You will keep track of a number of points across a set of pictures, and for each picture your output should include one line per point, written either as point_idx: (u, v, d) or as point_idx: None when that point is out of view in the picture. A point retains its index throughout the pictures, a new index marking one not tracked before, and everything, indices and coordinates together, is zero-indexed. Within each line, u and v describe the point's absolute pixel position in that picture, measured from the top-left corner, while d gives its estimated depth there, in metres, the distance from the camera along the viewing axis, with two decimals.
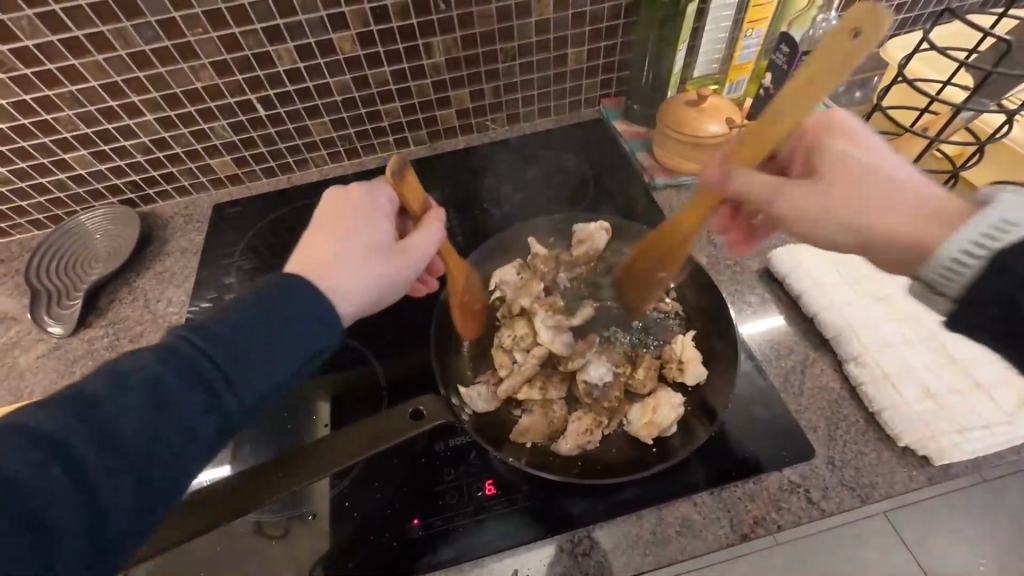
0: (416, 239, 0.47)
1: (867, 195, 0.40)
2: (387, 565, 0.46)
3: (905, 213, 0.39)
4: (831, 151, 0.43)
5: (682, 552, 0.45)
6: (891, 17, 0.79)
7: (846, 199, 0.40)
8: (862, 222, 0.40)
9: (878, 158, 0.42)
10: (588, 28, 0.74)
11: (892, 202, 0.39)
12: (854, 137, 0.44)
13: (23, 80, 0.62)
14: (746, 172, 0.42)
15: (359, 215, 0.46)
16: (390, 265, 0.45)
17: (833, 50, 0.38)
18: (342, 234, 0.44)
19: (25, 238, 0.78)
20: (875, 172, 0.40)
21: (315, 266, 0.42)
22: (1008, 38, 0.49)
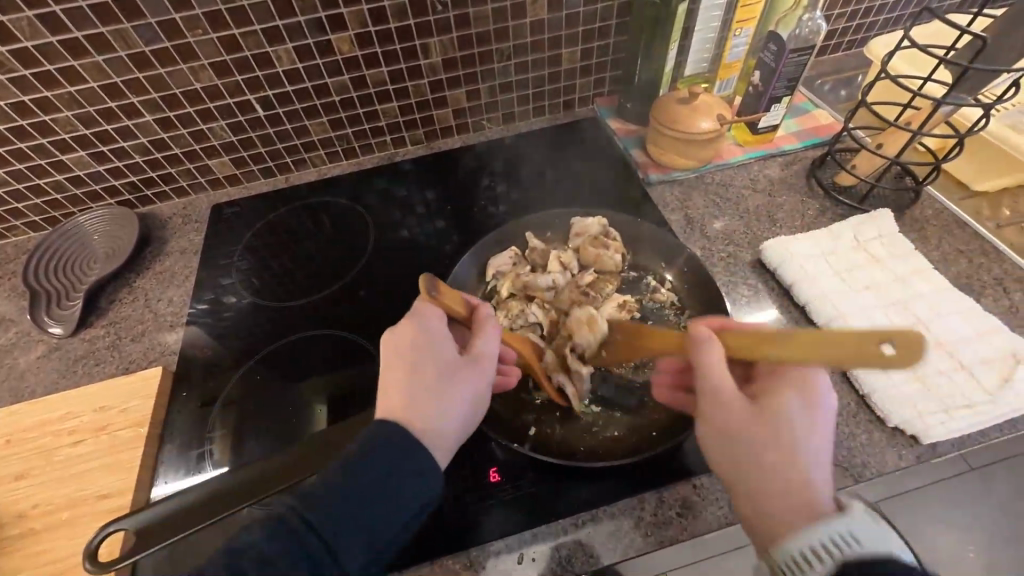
0: (485, 342, 0.47)
1: (771, 457, 0.38)
2: (395, 552, 0.47)
3: (779, 482, 0.37)
4: (781, 429, 0.39)
5: (683, 532, 0.46)
6: (873, 18, 0.81)
7: (784, 470, 0.37)
8: (756, 478, 0.38)
9: (808, 438, 0.38)
10: (581, 28, 0.76)
11: (777, 488, 0.37)
12: (812, 400, 0.40)
13: (22, 81, 0.62)
14: (714, 349, 0.42)
15: (418, 366, 0.43)
16: (469, 391, 0.45)
17: (863, 343, 0.36)
18: (418, 387, 0.42)
19: (21, 240, 0.78)
20: (804, 490, 0.37)
21: (409, 419, 0.41)
22: (983, 37, 0.52)
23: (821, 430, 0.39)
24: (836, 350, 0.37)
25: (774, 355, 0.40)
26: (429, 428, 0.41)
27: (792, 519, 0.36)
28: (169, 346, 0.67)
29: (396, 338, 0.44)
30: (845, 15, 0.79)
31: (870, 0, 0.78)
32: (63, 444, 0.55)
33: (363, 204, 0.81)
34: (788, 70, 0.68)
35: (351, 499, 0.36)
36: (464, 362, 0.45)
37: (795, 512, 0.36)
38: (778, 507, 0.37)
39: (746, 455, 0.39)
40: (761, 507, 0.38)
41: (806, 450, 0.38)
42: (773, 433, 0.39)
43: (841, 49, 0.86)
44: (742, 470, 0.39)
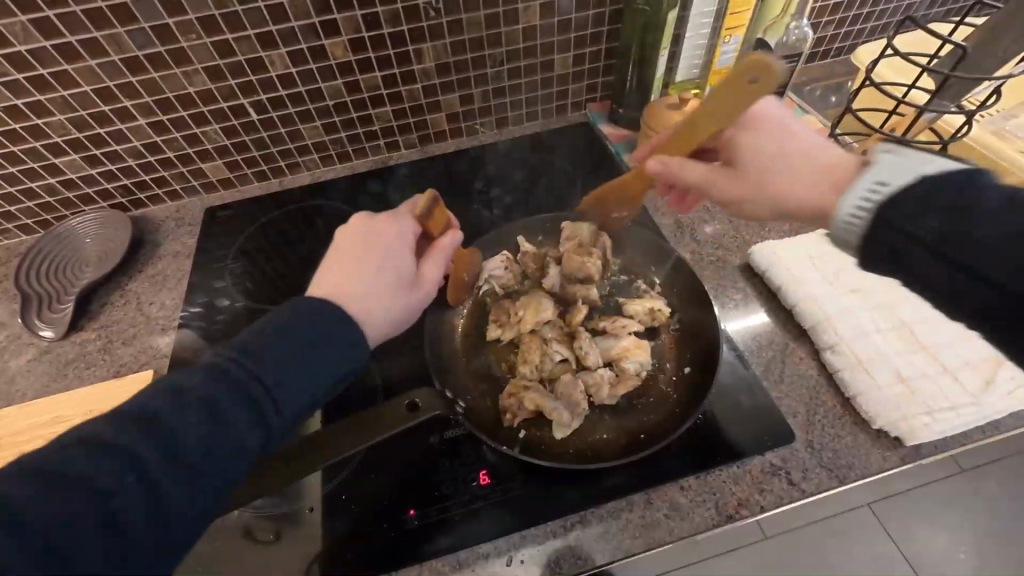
0: (431, 267, 0.52)
1: (776, 177, 0.46)
2: (386, 555, 0.47)
3: (799, 175, 0.45)
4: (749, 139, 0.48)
5: (670, 534, 0.47)
6: (860, 26, 0.83)
7: (772, 175, 0.46)
8: (769, 186, 0.46)
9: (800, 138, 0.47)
10: (573, 35, 0.77)
11: (800, 173, 0.45)
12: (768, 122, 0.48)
13: (14, 85, 0.62)
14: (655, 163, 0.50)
15: (379, 245, 0.48)
16: (407, 304, 0.48)
17: (738, 95, 0.44)
18: (368, 272, 0.46)
19: (14, 243, 0.78)
20: (786, 151, 0.46)
21: (349, 292, 0.44)
22: (966, 45, 0.53)
23: (786, 121, 0.48)
24: (728, 102, 0.45)
25: (696, 138, 0.49)
26: (355, 284, 0.44)
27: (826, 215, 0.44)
28: (162, 348, 0.67)
29: (354, 231, 0.49)
30: (833, 23, 0.81)
31: (857, 9, 0.79)
32: None
33: (356, 207, 0.81)
34: None
35: (268, 358, 0.38)
36: (413, 281, 0.49)
37: (823, 210, 0.44)
38: (802, 210, 0.45)
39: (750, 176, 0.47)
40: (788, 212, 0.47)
41: (783, 143, 0.47)
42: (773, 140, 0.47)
43: (830, 56, 0.87)
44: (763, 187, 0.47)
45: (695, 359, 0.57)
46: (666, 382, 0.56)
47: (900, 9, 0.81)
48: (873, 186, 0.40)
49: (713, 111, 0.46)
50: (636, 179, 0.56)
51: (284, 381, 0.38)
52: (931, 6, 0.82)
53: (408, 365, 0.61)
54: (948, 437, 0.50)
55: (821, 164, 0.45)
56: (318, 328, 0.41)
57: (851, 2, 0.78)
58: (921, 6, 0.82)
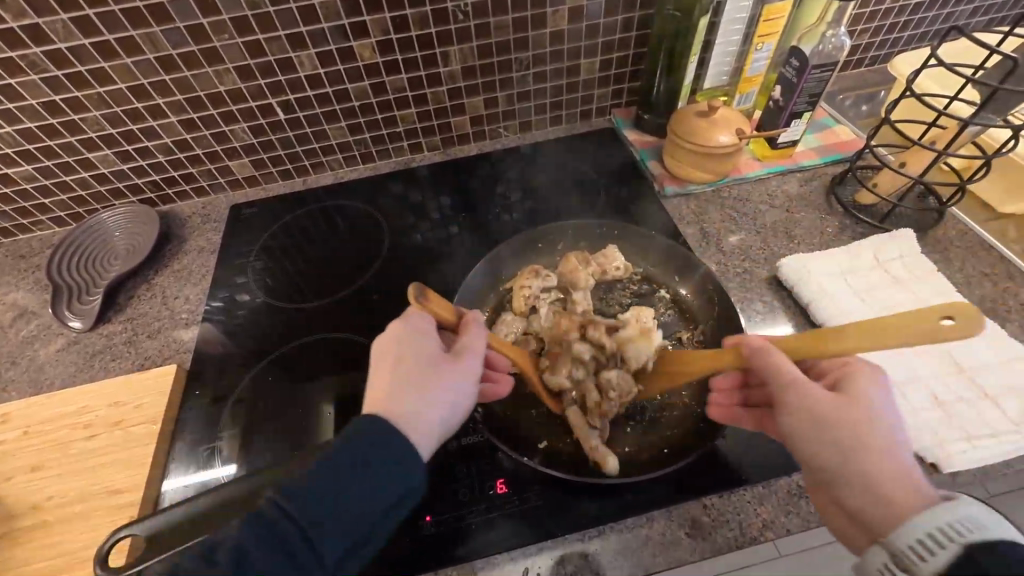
0: (472, 336, 0.47)
1: (883, 459, 0.37)
2: (401, 559, 0.47)
3: (892, 481, 0.36)
4: (850, 389, 0.41)
5: (691, 554, 0.46)
6: (897, 34, 0.80)
7: (871, 454, 0.37)
8: (845, 438, 0.38)
9: (882, 405, 0.39)
10: (601, 40, 0.76)
11: (882, 455, 0.37)
12: (887, 382, 0.42)
13: (54, 81, 0.64)
14: (763, 351, 0.44)
15: (417, 336, 0.45)
16: (446, 392, 0.43)
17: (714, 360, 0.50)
18: (408, 385, 0.42)
19: (46, 234, 0.80)
20: (865, 438, 0.38)
21: (385, 404, 0.41)
22: (1014, 56, 0.50)
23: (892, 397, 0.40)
24: (865, 339, 0.43)
25: (810, 356, 0.46)
26: (392, 400, 0.41)
27: (894, 516, 0.35)
28: (185, 342, 0.68)
29: (397, 329, 0.45)
30: (868, 31, 0.79)
31: (895, 17, 0.77)
32: (78, 437, 0.56)
33: (378, 207, 0.82)
34: (810, 84, 0.67)
35: (341, 465, 0.37)
36: (446, 359, 0.45)
37: (894, 510, 0.35)
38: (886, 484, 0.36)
39: (841, 433, 0.38)
40: (847, 498, 0.38)
41: (871, 421, 0.38)
42: (833, 403, 0.40)
43: (864, 65, 0.85)
44: (845, 454, 0.38)
45: None
46: (690, 396, 0.55)
47: (940, 17, 0.79)
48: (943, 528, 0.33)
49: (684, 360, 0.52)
50: (725, 355, 0.49)
51: (344, 499, 0.36)
52: (972, 15, 0.79)
53: None
54: (986, 465, 0.48)
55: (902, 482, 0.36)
56: (375, 442, 0.38)
57: (889, 10, 0.76)
58: (961, 15, 0.79)
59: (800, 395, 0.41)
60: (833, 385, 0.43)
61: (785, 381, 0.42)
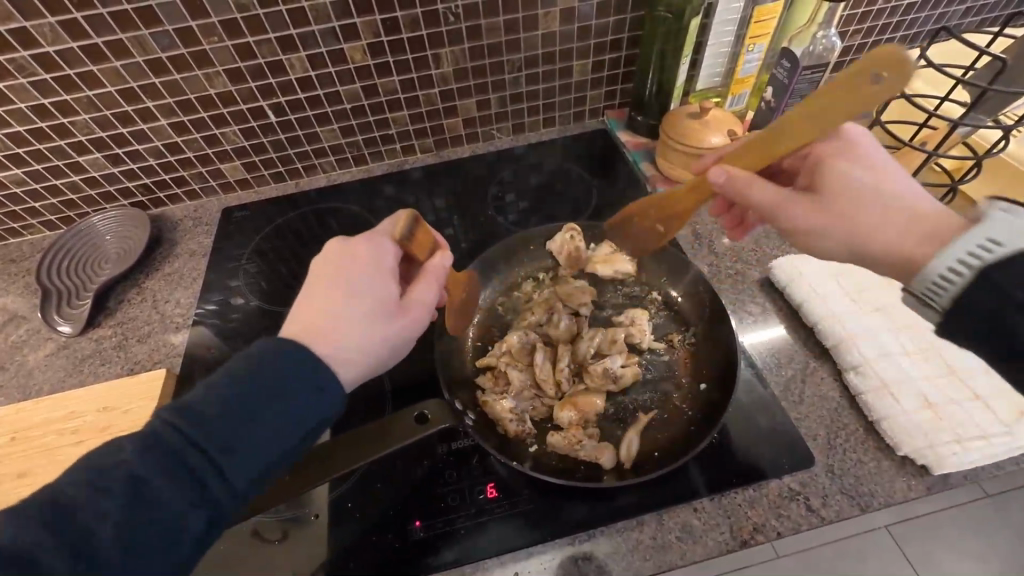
0: (423, 290, 0.48)
1: (871, 217, 0.43)
2: (390, 565, 0.46)
3: (883, 220, 0.43)
4: (756, 187, 0.46)
5: (681, 557, 0.45)
6: (889, 35, 0.80)
7: (869, 212, 0.44)
8: (878, 252, 0.44)
9: (890, 181, 0.44)
10: (593, 41, 0.76)
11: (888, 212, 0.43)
12: (862, 155, 0.46)
13: (42, 84, 0.63)
14: (759, 188, 0.46)
15: (349, 267, 0.44)
16: (382, 330, 0.44)
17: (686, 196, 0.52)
18: (340, 304, 0.42)
19: (36, 238, 0.80)
20: (858, 195, 0.44)
21: (317, 329, 0.41)
22: (1004, 56, 0.50)
23: (885, 164, 0.45)
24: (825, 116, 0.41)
25: (772, 154, 0.45)
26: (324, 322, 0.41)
27: (914, 264, 0.42)
28: (176, 346, 0.68)
29: (332, 259, 0.45)
30: (860, 32, 0.79)
31: (886, 18, 0.77)
32: (66, 443, 0.55)
33: (370, 209, 0.81)
34: (802, 86, 0.67)
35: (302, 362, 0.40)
36: (396, 305, 0.46)
37: (915, 261, 0.41)
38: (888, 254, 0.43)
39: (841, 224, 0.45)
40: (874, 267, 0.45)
41: (872, 184, 0.44)
42: (864, 185, 0.44)
43: None
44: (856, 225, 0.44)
45: (712, 374, 0.55)
46: (680, 398, 0.55)
47: (932, 18, 0.79)
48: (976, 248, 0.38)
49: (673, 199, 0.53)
50: (703, 189, 0.51)
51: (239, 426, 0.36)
52: (963, 16, 0.79)
53: (416, 371, 0.60)
54: (978, 466, 0.48)
55: (909, 226, 0.42)
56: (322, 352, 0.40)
57: (880, 11, 0.76)
58: (952, 15, 0.79)
59: (794, 215, 0.46)
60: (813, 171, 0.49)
61: (770, 202, 0.47)
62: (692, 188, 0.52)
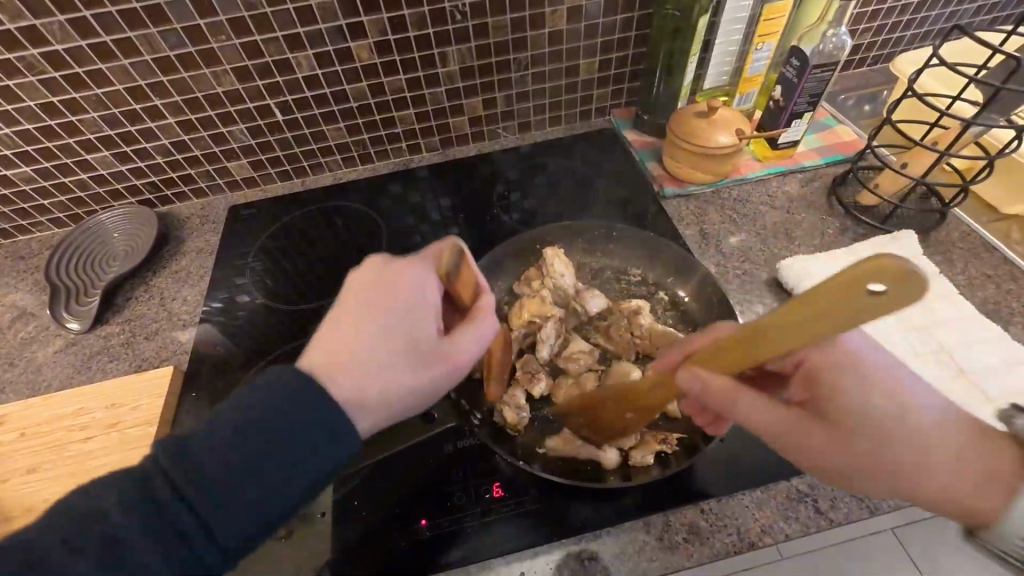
0: (463, 338, 0.44)
1: (909, 449, 0.33)
2: (399, 564, 0.46)
3: (926, 460, 0.33)
4: (743, 401, 0.38)
5: (688, 559, 0.45)
6: (900, 33, 0.80)
7: (883, 449, 0.34)
8: (900, 461, 0.34)
9: (918, 407, 0.34)
10: (600, 40, 0.76)
11: (918, 447, 0.33)
12: (858, 365, 0.37)
13: (51, 82, 0.64)
14: (757, 407, 0.38)
15: (389, 302, 0.41)
16: (417, 373, 0.41)
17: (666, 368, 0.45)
18: (370, 338, 0.39)
19: (45, 235, 0.80)
20: (904, 432, 0.34)
21: (340, 361, 0.38)
22: (1019, 56, 0.50)
23: (898, 371, 0.36)
24: (808, 327, 0.32)
25: (754, 359, 0.37)
26: (352, 357, 0.38)
27: (965, 505, 0.32)
28: (183, 343, 0.68)
29: (366, 283, 0.42)
30: (870, 30, 0.78)
31: (897, 16, 0.77)
32: (74, 439, 0.56)
33: (375, 208, 0.81)
34: (810, 85, 0.66)
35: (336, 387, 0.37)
36: (433, 350, 0.42)
37: (966, 470, 0.32)
38: (938, 497, 0.33)
39: (886, 457, 0.34)
40: (905, 469, 0.33)
41: (891, 416, 0.34)
42: (874, 412, 0.35)
43: (866, 64, 0.84)
44: (887, 469, 0.34)
45: None
46: None
47: (943, 16, 0.78)
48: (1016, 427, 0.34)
49: (715, 356, 0.40)
50: (665, 384, 0.44)
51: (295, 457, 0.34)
52: (976, 15, 0.79)
53: None
54: None
55: (956, 460, 0.32)
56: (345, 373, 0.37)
57: (890, 9, 0.75)
58: (964, 13, 0.78)
59: (829, 399, 0.36)
60: (803, 392, 0.39)
61: (747, 405, 0.38)
62: (655, 377, 0.45)
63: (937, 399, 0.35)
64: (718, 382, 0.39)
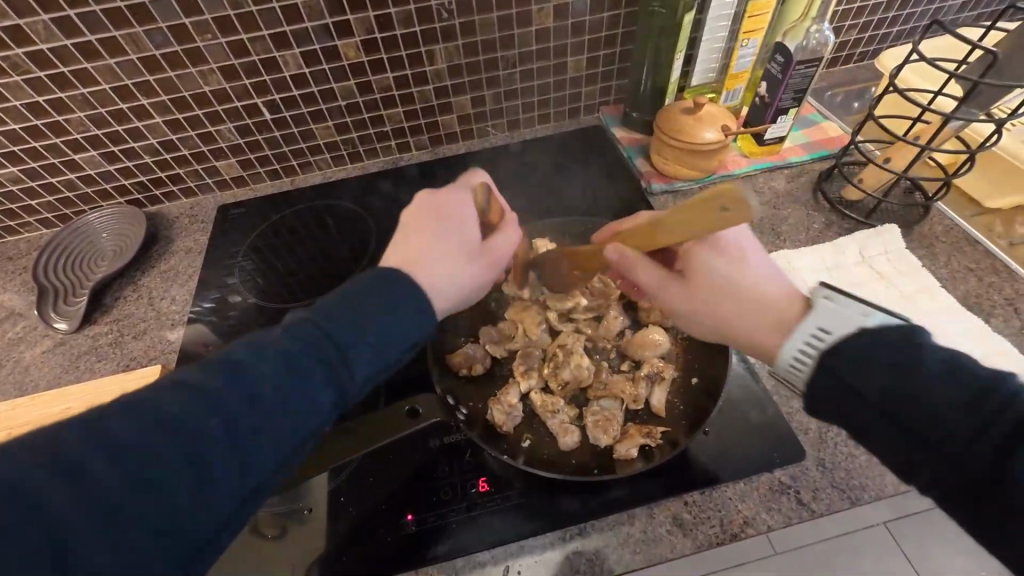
0: (504, 239, 0.48)
1: (733, 308, 0.44)
2: (384, 560, 0.46)
3: (752, 323, 0.43)
4: (641, 267, 0.48)
5: (671, 551, 0.45)
6: (886, 29, 0.80)
7: (717, 312, 0.45)
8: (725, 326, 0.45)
9: (748, 276, 0.43)
10: (587, 37, 0.76)
11: (747, 302, 0.43)
12: (716, 240, 0.45)
13: (37, 82, 0.64)
14: (644, 268, 0.48)
15: (442, 214, 0.46)
16: (475, 272, 0.45)
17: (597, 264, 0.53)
18: (434, 244, 0.44)
19: (33, 236, 0.80)
20: (733, 290, 0.44)
21: (414, 261, 0.42)
22: (997, 51, 0.50)
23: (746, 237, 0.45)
24: (693, 218, 0.40)
25: (659, 239, 0.45)
26: (424, 257, 0.43)
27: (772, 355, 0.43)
28: (171, 342, 0.68)
29: (419, 206, 0.47)
30: (855, 27, 0.79)
31: (881, 13, 0.77)
32: None
33: (365, 207, 0.81)
34: (794, 81, 0.66)
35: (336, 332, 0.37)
36: (481, 249, 0.47)
37: (782, 327, 0.42)
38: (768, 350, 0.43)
39: (718, 320, 0.45)
40: (741, 331, 0.44)
41: (732, 284, 0.44)
42: (723, 277, 0.44)
43: (852, 61, 0.85)
44: (720, 331, 0.45)
45: (703, 369, 0.56)
46: (674, 391, 0.55)
47: (928, 13, 0.79)
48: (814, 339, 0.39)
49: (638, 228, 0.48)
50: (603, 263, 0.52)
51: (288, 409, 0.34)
52: (959, 11, 0.79)
53: (410, 366, 0.60)
54: None
55: (771, 315, 0.42)
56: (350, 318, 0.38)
57: (875, 6, 0.76)
58: (948, 10, 0.79)
59: (671, 293, 0.47)
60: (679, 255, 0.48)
61: (648, 278, 0.48)
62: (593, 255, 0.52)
63: (774, 274, 0.44)
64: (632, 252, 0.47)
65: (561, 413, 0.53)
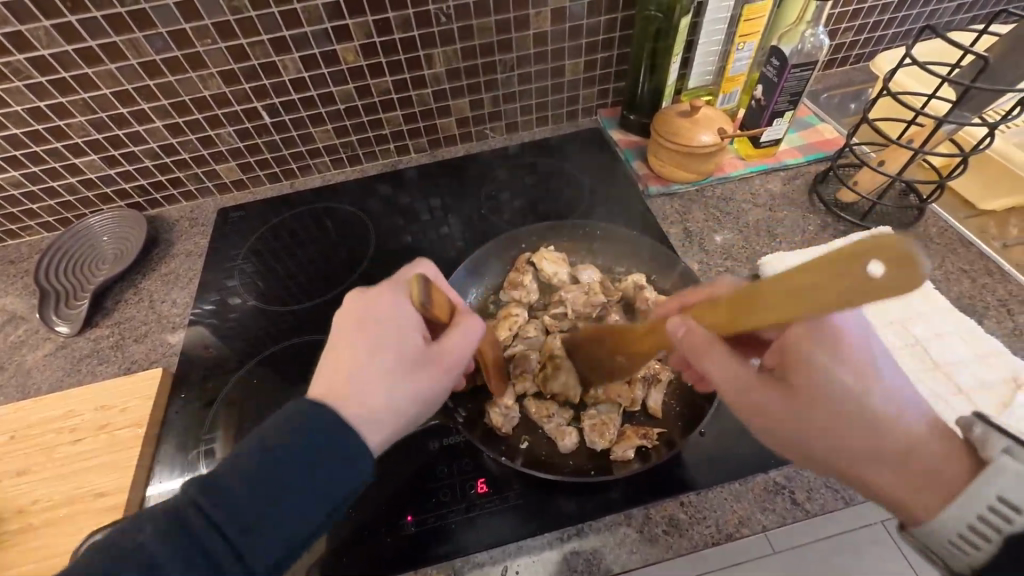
0: (454, 340, 0.44)
1: (858, 439, 0.35)
2: (384, 561, 0.47)
3: (881, 465, 0.34)
4: (713, 357, 0.40)
5: (667, 550, 0.46)
6: (882, 32, 0.81)
7: (828, 440, 0.36)
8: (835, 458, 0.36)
9: (875, 402, 0.35)
10: (585, 40, 0.77)
11: (873, 433, 0.34)
12: (830, 345, 0.38)
13: (38, 87, 0.64)
14: (715, 362, 0.40)
15: (376, 323, 0.42)
16: (417, 386, 0.41)
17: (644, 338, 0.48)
18: (364, 367, 0.40)
19: (34, 239, 0.80)
20: (861, 420, 0.35)
21: (343, 386, 0.39)
22: (988, 55, 0.51)
23: (866, 340, 0.38)
24: (784, 304, 0.35)
25: (744, 322, 0.39)
26: (352, 387, 0.39)
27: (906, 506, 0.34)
28: (172, 345, 0.69)
29: (353, 312, 0.42)
30: (851, 29, 0.79)
31: (877, 15, 0.78)
32: (64, 441, 0.56)
33: (364, 209, 0.82)
34: (791, 84, 0.67)
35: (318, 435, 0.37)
36: (425, 357, 0.42)
37: (924, 470, 0.33)
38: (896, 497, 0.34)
39: (827, 448, 0.36)
40: (862, 472, 0.35)
41: (849, 405, 0.35)
42: (836, 390, 0.36)
43: (849, 63, 0.86)
44: (831, 465, 0.36)
45: None
46: (670, 393, 0.56)
47: (923, 15, 0.79)
48: (994, 506, 0.30)
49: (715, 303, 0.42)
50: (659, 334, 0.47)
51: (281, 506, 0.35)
52: (954, 13, 0.80)
53: None
54: None
55: (910, 458, 0.33)
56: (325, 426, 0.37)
57: (871, 8, 0.76)
58: (943, 12, 0.80)
59: (762, 397, 0.39)
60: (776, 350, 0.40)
61: (725, 373, 0.40)
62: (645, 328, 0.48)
63: (905, 396, 0.36)
64: (699, 333, 0.41)
65: (557, 415, 0.53)
